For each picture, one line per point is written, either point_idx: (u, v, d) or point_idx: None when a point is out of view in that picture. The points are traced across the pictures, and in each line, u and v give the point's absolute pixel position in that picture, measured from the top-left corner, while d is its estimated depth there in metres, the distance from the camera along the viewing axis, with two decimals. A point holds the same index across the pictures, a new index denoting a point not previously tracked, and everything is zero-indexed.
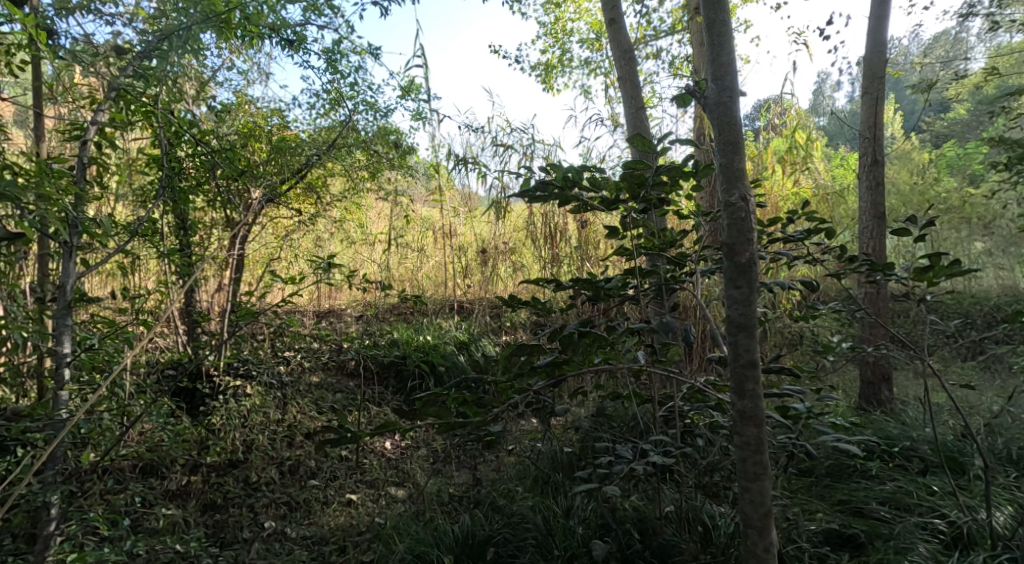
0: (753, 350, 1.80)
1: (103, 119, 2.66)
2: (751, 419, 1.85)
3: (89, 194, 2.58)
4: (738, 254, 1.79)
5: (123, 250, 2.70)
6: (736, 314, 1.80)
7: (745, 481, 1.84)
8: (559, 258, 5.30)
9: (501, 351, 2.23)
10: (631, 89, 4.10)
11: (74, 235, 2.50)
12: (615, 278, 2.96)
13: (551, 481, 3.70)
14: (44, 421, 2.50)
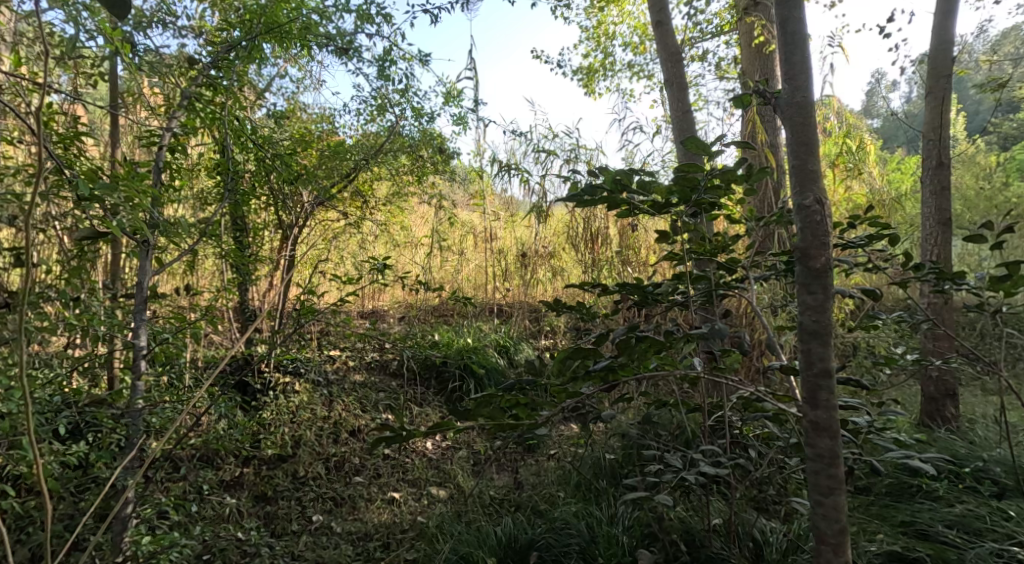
0: (828, 359, 1.74)
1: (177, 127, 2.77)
2: (825, 430, 1.79)
3: (165, 196, 2.73)
4: (813, 259, 1.73)
5: (193, 250, 2.81)
6: (810, 320, 1.75)
7: (818, 495, 1.78)
8: (600, 263, 5.27)
9: (556, 355, 2.23)
10: (678, 92, 4.04)
11: (151, 234, 2.62)
12: (663, 284, 2.92)
13: (594, 488, 3.68)
14: (123, 411, 2.64)
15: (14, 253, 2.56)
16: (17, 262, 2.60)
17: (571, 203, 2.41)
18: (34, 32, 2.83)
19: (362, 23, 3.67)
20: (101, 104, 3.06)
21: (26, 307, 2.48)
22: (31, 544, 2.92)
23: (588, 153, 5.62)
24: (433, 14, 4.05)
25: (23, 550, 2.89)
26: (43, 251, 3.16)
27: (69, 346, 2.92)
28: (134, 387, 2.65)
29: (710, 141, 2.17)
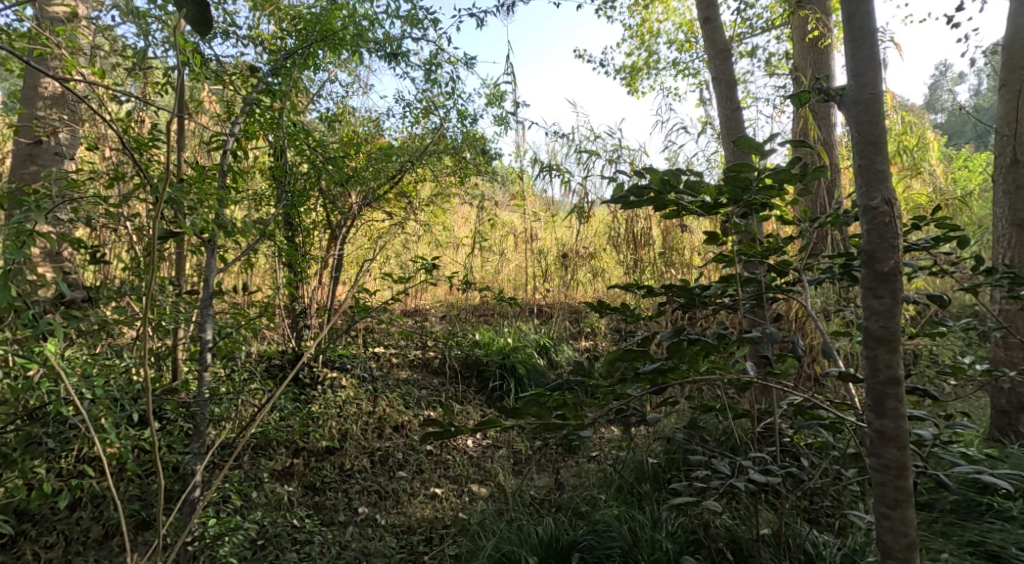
0: (896, 366, 1.66)
1: (237, 130, 2.85)
2: (892, 440, 1.70)
3: (228, 196, 2.82)
4: (881, 262, 1.65)
5: (252, 249, 2.89)
6: (876, 326, 1.67)
7: (884, 508, 1.70)
8: (642, 263, 5.21)
9: (604, 356, 2.23)
10: (727, 90, 3.94)
11: (214, 234, 2.72)
12: (711, 286, 2.85)
13: (637, 492, 3.62)
14: (192, 400, 2.75)
15: (88, 251, 2.70)
16: (90, 260, 2.74)
17: (617, 205, 2.38)
18: (106, 43, 2.98)
19: (409, 27, 3.71)
20: (163, 107, 3.17)
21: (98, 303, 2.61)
22: (101, 523, 3.07)
23: (632, 153, 5.53)
24: (479, 17, 4.07)
25: (93, 529, 3.04)
26: (113, 249, 3.33)
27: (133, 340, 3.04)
28: (201, 377, 2.76)
29: (764, 141, 2.09)
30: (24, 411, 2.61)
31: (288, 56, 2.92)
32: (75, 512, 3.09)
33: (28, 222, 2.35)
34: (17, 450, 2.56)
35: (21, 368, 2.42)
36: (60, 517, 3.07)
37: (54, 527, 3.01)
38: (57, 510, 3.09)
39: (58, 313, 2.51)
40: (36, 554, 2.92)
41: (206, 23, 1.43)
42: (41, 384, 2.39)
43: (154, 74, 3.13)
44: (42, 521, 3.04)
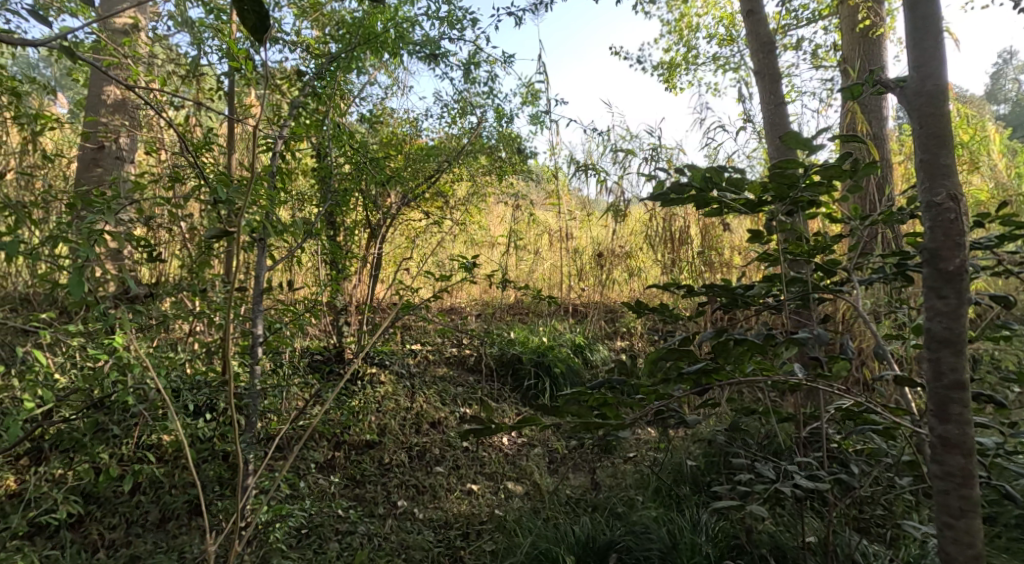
0: (961, 369, 1.57)
1: (283, 132, 2.89)
2: (957, 446, 1.61)
3: (275, 194, 2.87)
4: (945, 261, 1.57)
5: (297, 246, 2.93)
6: (940, 327, 1.59)
7: (947, 517, 1.61)
8: (680, 262, 5.12)
9: (647, 355, 2.21)
10: (770, 84, 3.83)
11: (262, 231, 2.76)
12: (754, 286, 2.77)
13: (675, 494, 3.55)
14: (242, 392, 2.81)
15: (147, 248, 2.79)
16: (149, 256, 2.83)
17: (658, 202, 2.33)
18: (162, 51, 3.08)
19: (447, 27, 3.71)
20: (212, 110, 3.24)
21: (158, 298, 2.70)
22: (159, 506, 3.16)
23: (670, 151, 5.45)
24: (518, 16, 4.05)
25: (152, 512, 3.13)
26: (167, 246, 3.44)
27: (188, 334, 3.13)
28: (252, 370, 2.82)
29: (812, 135, 2.01)
30: (92, 399, 2.71)
31: (333, 61, 2.97)
32: (135, 496, 3.19)
33: (98, 219, 2.44)
34: (87, 435, 2.66)
35: (92, 359, 2.52)
36: (122, 500, 3.17)
37: (117, 510, 3.12)
38: (120, 493, 3.20)
39: (122, 306, 2.60)
40: (101, 535, 3.02)
41: (263, 31, 1.47)
42: (110, 374, 2.48)
43: (205, 79, 3.21)
44: (106, 503, 3.14)
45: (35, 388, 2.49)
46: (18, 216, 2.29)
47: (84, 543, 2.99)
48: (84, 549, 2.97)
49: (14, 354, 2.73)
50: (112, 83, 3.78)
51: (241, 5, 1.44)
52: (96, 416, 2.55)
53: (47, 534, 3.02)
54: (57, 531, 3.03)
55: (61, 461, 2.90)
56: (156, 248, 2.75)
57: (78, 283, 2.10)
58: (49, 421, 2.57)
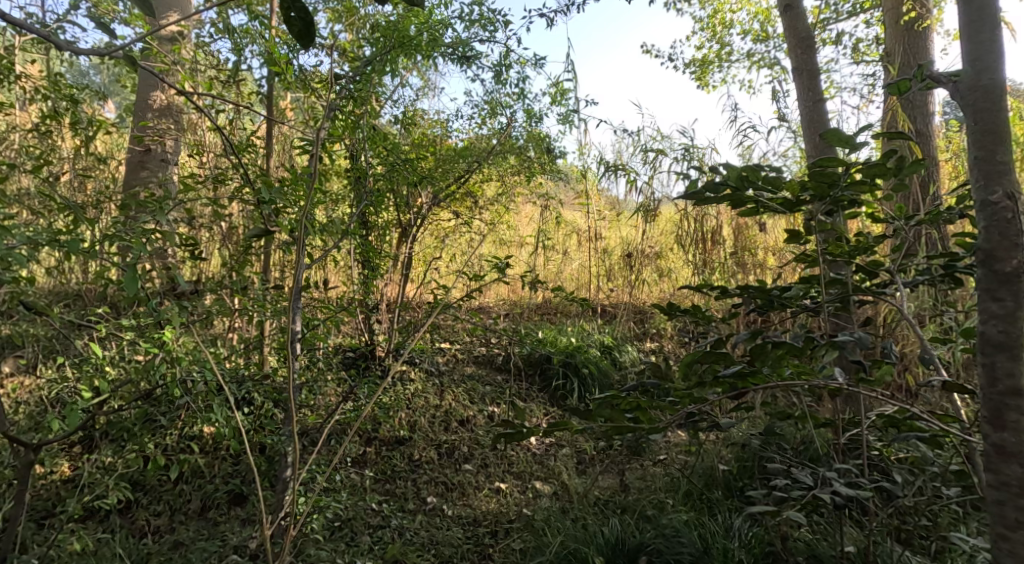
0: (1018, 376, 1.50)
1: (318, 133, 2.92)
2: (1013, 455, 1.54)
3: (313, 191, 2.90)
4: (1001, 262, 1.50)
5: (331, 244, 2.96)
6: (995, 331, 1.52)
7: (1002, 528, 1.54)
8: (712, 263, 5.04)
9: (682, 358, 2.18)
10: (808, 81, 3.73)
11: (300, 229, 2.80)
12: (791, 288, 2.70)
13: (707, 498, 3.49)
14: (283, 386, 2.86)
15: (191, 246, 2.84)
16: (191, 253, 2.89)
17: (692, 202, 2.29)
18: (204, 54, 3.14)
19: (478, 29, 3.71)
20: (251, 111, 3.30)
21: (201, 294, 2.75)
22: (201, 495, 3.22)
23: (701, 151, 5.36)
24: (550, 16, 4.03)
25: (194, 501, 3.19)
26: (207, 244, 3.50)
27: (228, 330, 3.18)
28: (292, 365, 2.87)
29: (853, 133, 1.95)
30: (141, 391, 2.78)
31: (368, 62, 3.00)
32: (179, 484, 3.26)
33: (151, 217, 2.51)
34: (136, 425, 2.73)
35: (144, 351, 2.59)
36: (167, 488, 3.24)
37: (161, 498, 3.19)
38: (165, 481, 3.26)
39: (168, 301, 2.66)
40: (148, 521, 3.09)
41: (310, 36, 1.45)
42: (160, 367, 2.55)
43: (245, 80, 3.26)
44: (152, 491, 3.21)
45: (91, 378, 2.57)
46: (76, 210, 2.36)
47: (132, 528, 3.06)
48: (132, 534, 3.03)
49: (70, 345, 2.82)
50: (159, 89, 3.88)
51: (288, 11, 1.42)
52: (145, 407, 2.62)
53: (97, 518, 3.10)
54: (107, 516, 3.11)
55: (112, 449, 2.98)
56: (199, 245, 2.81)
57: (133, 279, 2.17)
58: (103, 410, 2.64)
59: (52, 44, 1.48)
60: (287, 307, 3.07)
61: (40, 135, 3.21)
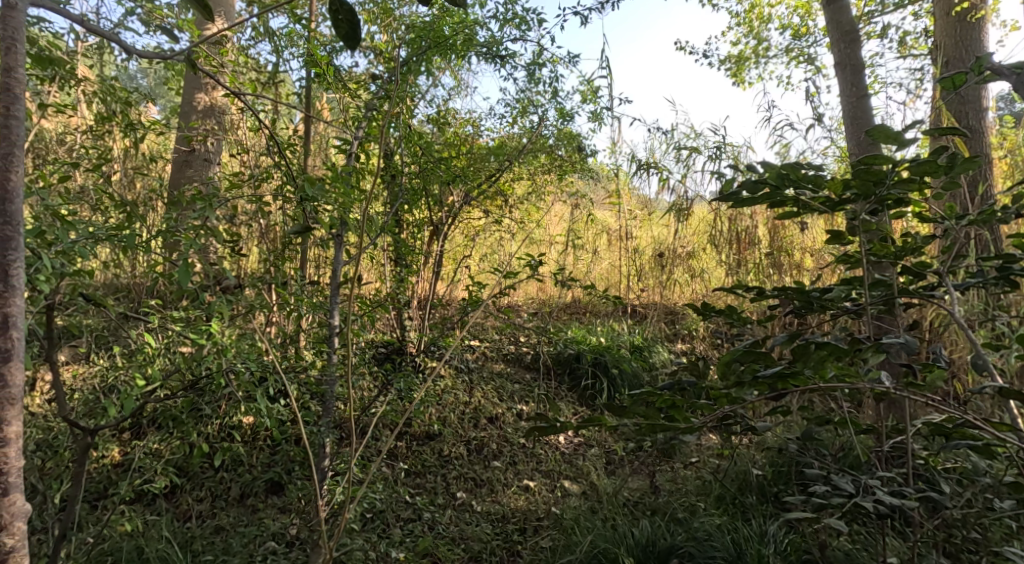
0: None
1: (355, 131, 2.95)
2: None
3: (350, 189, 2.92)
4: None
5: (365, 241, 2.98)
6: None
7: None
8: (745, 263, 4.95)
9: (720, 358, 2.13)
10: (851, 77, 3.62)
11: (337, 225, 2.83)
12: (832, 289, 2.62)
13: (741, 502, 3.42)
14: (322, 379, 2.89)
15: (233, 242, 2.90)
16: (233, 249, 2.94)
17: (728, 200, 2.23)
18: (246, 55, 3.19)
19: (512, 29, 3.70)
20: (290, 111, 3.34)
21: (242, 289, 2.79)
22: (240, 483, 3.29)
23: (736, 149, 5.26)
24: (584, 14, 4.00)
25: (233, 488, 3.25)
26: (246, 239, 3.56)
27: (266, 325, 3.22)
28: (331, 358, 2.90)
29: (902, 129, 1.89)
30: (188, 381, 2.85)
31: (405, 62, 3.01)
32: (220, 472, 3.32)
33: (200, 214, 2.57)
34: (183, 412, 2.79)
35: (192, 342, 2.65)
36: (209, 474, 3.31)
37: (203, 484, 3.26)
38: (207, 468, 3.33)
39: (212, 294, 2.71)
40: (191, 505, 3.15)
41: (355, 37, 1.44)
42: (206, 358, 2.61)
43: (285, 80, 3.30)
44: (195, 477, 3.29)
45: (141, 368, 2.63)
46: (131, 206, 2.43)
47: (176, 512, 3.13)
48: (176, 518, 3.10)
49: (122, 336, 2.90)
50: (204, 89, 3.97)
51: (335, 14, 1.42)
52: (190, 397, 2.69)
53: (145, 502, 3.18)
54: (153, 500, 3.19)
55: (161, 437, 3.06)
56: (240, 241, 2.86)
57: (184, 271, 2.35)
58: (152, 398, 2.71)
59: (118, 45, 1.48)
60: (325, 302, 3.09)
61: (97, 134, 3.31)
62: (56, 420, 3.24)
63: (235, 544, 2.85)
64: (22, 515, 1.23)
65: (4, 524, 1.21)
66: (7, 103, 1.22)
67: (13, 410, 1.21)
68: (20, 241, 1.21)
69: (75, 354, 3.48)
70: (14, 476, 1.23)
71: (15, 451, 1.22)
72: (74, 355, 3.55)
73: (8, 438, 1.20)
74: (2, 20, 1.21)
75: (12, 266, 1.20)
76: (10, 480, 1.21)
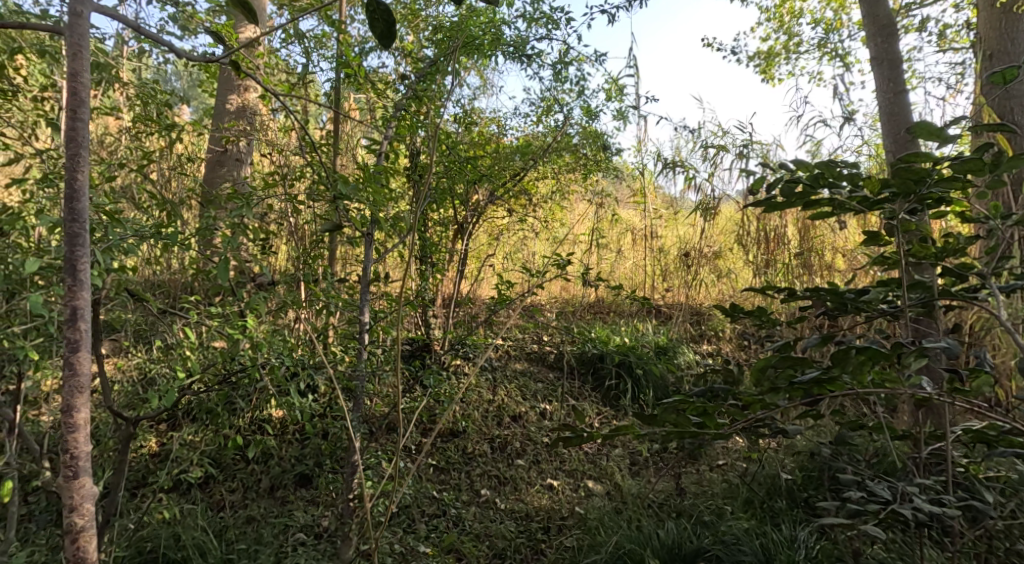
0: None
1: (384, 131, 2.95)
2: None
3: (380, 185, 2.92)
4: None
5: (394, 240, 2.98)
6: None
7: None
8: (774, 263, 4.86)
9: (754, 363, 2.08)
10: (888, 72, 3.52)
11: (367, 223, 2.83)
12: (868, 291, 2.54)
13: (770, 507, 3.34)
14: (351, 375, 2.90)
15: (264, 240, 2.92)
16: (264, 246, 2.97)
17: (759, 201, 2.17)
18: (277, 56, 3.22)
19: (539, 27, 3.67)
20: (320, 111, 3.36)
21: (275, 285, 2.81)
22: (270, 476, 3.32)
23: (765, 147, 5.16)
24: (612, 12, 3.95)
25: (264, 480, 3.29)
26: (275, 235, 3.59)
27: (296, 322, 3.25)
28: (360, 355, 2.91)
29: (944, 125, 1.82)
30: (222, 375, 2.89)
31: (433, 62, 3.01)
32: (251, 464, 3.37)
33: (235, 212, 2.60)
34: (218, 406, 2.83)
35: (228, 338, 2.68)
36: (241, 466, 3.35)
37: (235, 476, 3.31)
38: (239, 460, 3.38)
39: (247, 289, 2.74)
40: (224, 496, 3.20)
41: (391, 36, 1.43)
42: (242, 353, 2.64)
43: (314, 81, 3.32)
44: (227, 468, 3.34)
45: (179, 362, 2.67)
46: (170, 204, 2.46)
47: (210, 501, 3.18)
48: (210, 507, 3.15)
49: (160, 332, 2.95)
50: (235, 91, 4.02)
51: (372, 14, 1.41)
52: (225, 391, 2.72)
53: (181, 491, 3.24)
54: (189, 489, 3.24)
55: (198, 428, 3.11)
56: (272, 239, 2.88)
57: (222, 269, 2.39)
58: (188, 391, 2.75)
59: (172, 52, 1.47)
60: (352, 299, 3.10)
61: (137, 134, 3.38)
62: (98, 411, 3.31)
63: (266, 534, 2.88)
64: (90, 497, 1.26)
65: (73, 505, 1.24)
66: (74, 106, 1.22)
67: (82, 398, 1.23)
68: (87, 238, 1.23)
69: (114, 349, 3.55)
70: (83, 460, 1.25)
71: (84, 436, 1.24)
72: (112, 348, 3.62)
73: (78, 425, 1.22)
74: (70, 28, 1.23)
75: (79, 262, 1.22)
76: (79, 465, 1.24)
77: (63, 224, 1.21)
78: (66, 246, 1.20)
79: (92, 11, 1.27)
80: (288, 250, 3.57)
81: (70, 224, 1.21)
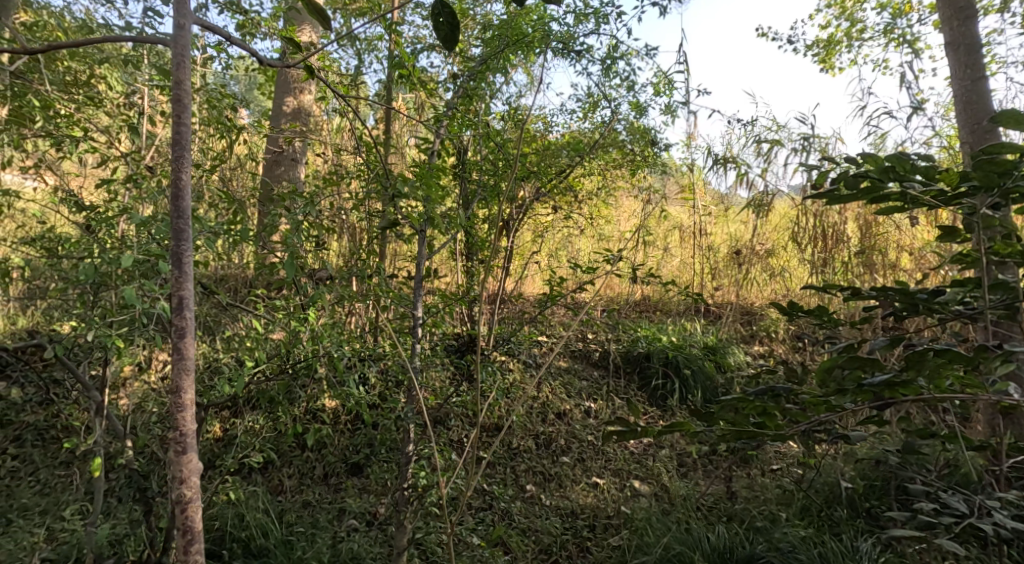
0: None
1: (442, 127, 2.93)
2: None
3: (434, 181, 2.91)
4: None
5: (451, 237, 2.97)
6: None
7: None
8: (831, 262, 4.67)
9: (820, 364, 1.97)
10: (966, 59, 3.29)
11: (421, 220, 2.82)
12: (942, 292, 2.38)
13: (827, 515, 3.19)
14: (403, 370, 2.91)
15: (319, 235, 2.94)
16: (319, 241, 2.99)
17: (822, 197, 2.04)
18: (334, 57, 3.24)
19: (587, 22, 3.59)
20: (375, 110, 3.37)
21: (332, 280, 2.84)
22: (323, 464, 3.37)
23: (825, 141, 4.95)
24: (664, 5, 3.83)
25: (318, 468, 3.34)
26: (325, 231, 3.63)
27: (351, 316, 3.27)
28: (414, 349, 2.91)
29: None
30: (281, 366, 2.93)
31: (483, 59, 2.97)
32: (306, 451, 3.42)
33: (298, 210, 2.62)
34: (280, 395, 2.87)
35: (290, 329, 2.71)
36: (297, 453, 3.41)
37: (291, 462, 3.36)
38: (294, 447, 3.43)
39: (307, 283, 2.77)
40: (283, 480, 3.27)
41: (455, 39, 1.39)
42: (304, 344, 2.68)
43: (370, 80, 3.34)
44: (285, 455, 3.39)
45: (245, 352, 2.73)
46: (240, 201, 2.50)
47: (269, 485, 3.25)
48: (268, 491, 3.22)
49: (223, 324, 3.01)
50: (289, 90, 4.08)
51: (437, 16, 1.37)
52: (286, 381, 2.76)
53: (243, 474, 3.32)
54: (250, 473, 3.32)
55: (259, 416, 3.17)
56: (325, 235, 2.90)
57: (290, 263, 2.43)
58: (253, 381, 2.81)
59: (254, 57, 1.47)
60: (403, 293, 3.10)
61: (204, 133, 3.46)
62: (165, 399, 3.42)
63: (320, 520, 2.92)
64: (195, 470, 1.25)
65: (181, 478, 1.23)
66: (177, 111, 1.22)
67: (188, 379, 1.23)
68: (190, 230, 1.22)
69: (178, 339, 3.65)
70: (189, 437, 1.24)
71: (191, 415, 1.23)
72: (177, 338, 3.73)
73: (185, 405, 1.22)
74: (174, 40, 1.23)
75: (184, 255, 1.20)
76: (187, 441, 1.23)
77: (168, 218, 1.20)
78: (171, 240, 1.19)
79: (193, 21, 1.27)
80: (341, 245, 3.60)
81: (174, 219, 1.20)
